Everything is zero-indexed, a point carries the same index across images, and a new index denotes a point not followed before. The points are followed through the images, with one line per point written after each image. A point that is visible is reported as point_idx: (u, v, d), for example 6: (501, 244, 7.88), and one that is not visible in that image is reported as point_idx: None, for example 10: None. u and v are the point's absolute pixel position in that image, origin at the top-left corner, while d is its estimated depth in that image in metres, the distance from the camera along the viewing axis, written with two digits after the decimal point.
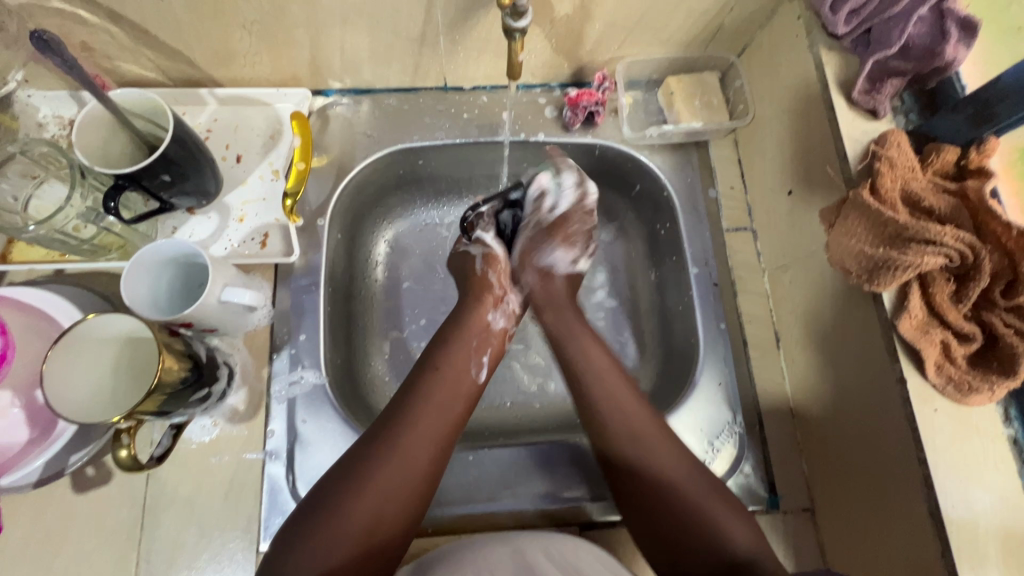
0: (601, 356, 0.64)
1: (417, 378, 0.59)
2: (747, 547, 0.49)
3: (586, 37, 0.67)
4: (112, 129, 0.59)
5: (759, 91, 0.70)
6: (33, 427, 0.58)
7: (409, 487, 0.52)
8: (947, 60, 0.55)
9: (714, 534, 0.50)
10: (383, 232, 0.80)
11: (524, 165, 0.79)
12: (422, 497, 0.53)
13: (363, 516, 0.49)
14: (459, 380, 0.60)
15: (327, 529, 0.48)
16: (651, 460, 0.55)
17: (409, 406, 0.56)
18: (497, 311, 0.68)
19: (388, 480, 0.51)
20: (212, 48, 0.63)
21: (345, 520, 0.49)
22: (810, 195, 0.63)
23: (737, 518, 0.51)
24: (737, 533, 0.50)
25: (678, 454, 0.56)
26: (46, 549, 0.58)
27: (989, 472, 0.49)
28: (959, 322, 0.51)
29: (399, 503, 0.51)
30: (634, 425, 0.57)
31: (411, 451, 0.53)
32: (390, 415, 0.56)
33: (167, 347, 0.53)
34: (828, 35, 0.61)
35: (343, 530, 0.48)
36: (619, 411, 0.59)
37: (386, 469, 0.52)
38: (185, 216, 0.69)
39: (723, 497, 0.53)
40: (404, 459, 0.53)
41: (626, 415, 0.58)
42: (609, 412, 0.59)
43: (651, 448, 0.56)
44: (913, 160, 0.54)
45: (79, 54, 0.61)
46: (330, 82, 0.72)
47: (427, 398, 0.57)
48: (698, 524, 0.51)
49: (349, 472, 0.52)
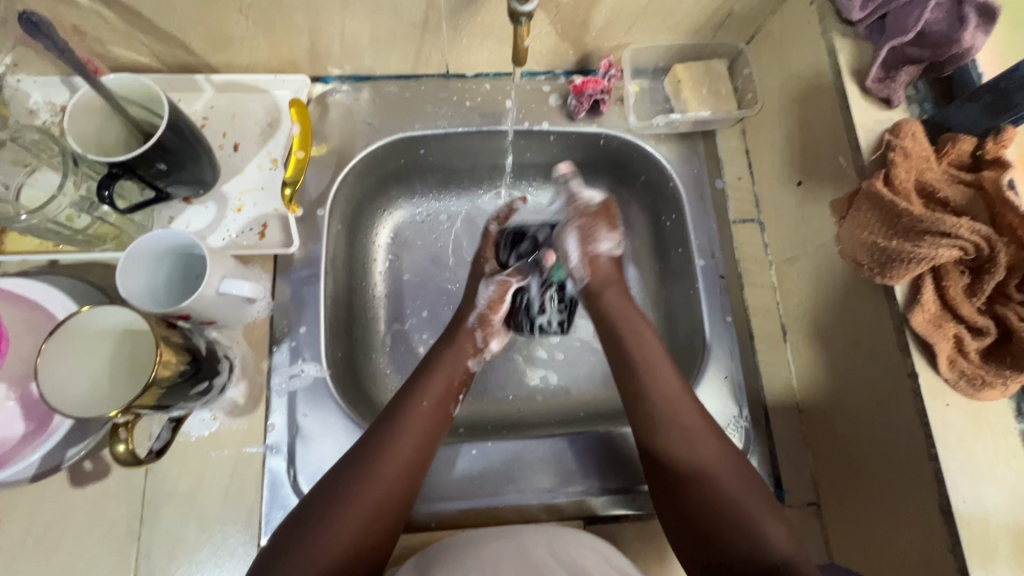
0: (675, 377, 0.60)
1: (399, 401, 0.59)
2: (787, 551, 0.48)
3: (593, 22, 0.66)
4: (105, 116, 0.58)
5: (768, 79, 0.69)
6: (29, 419, 0.57)
7: (388, 503, 0.53)
8: (966, 47, 0.54)
9: (756, 541, 0.49)
10: (384, 223, 0.78)
11: (528, 154, 0.77)
12: (401, 512, 0.54)
13: (349, 527, 0.50)
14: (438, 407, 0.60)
15: (312, 539, 0.48)
16: (690, 455, 0.55)
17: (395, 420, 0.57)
18: (475, 358, 0.67)
19: (372, 496, 0.52)
20: (208, 33, 0.62)
21: (340, 530, 0.49)
22: (820, 186, 0.62)
23: (778, 523, 0.50)
24: (778, 541, 0.49)
25: (740, 471, 0.54)
26: (43, 543, 0.57)
27: (1001, 468, 0.48)
28: (974, 316, 0.50)
29: (379, 519, 0.52)
30: (690, 432, 0.56)
31: (394, 465, 0.54)
32: (373, 436, 0.56)
33: (165, 341, 0.51)
34: (842, 21, 0.59)
35: (332, 539, 0.49)
36: (680, 424, 0.57)
37: (370, 486, 0.52)
38: (181, 205, 0.67)
39: (767, 502, 0.52)
40: (384, 477, 0.53)
41: (675, 413, 0.57)
42: (670, 433, 0.57)
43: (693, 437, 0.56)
44: (928, 151, 0.53)
45: (71, 38, 0.59)
46: (329, 69, 0.71)
47: (412, 418, 0.57)
48: (749, 537, 0.49)
49: (335, 486, 0.52)
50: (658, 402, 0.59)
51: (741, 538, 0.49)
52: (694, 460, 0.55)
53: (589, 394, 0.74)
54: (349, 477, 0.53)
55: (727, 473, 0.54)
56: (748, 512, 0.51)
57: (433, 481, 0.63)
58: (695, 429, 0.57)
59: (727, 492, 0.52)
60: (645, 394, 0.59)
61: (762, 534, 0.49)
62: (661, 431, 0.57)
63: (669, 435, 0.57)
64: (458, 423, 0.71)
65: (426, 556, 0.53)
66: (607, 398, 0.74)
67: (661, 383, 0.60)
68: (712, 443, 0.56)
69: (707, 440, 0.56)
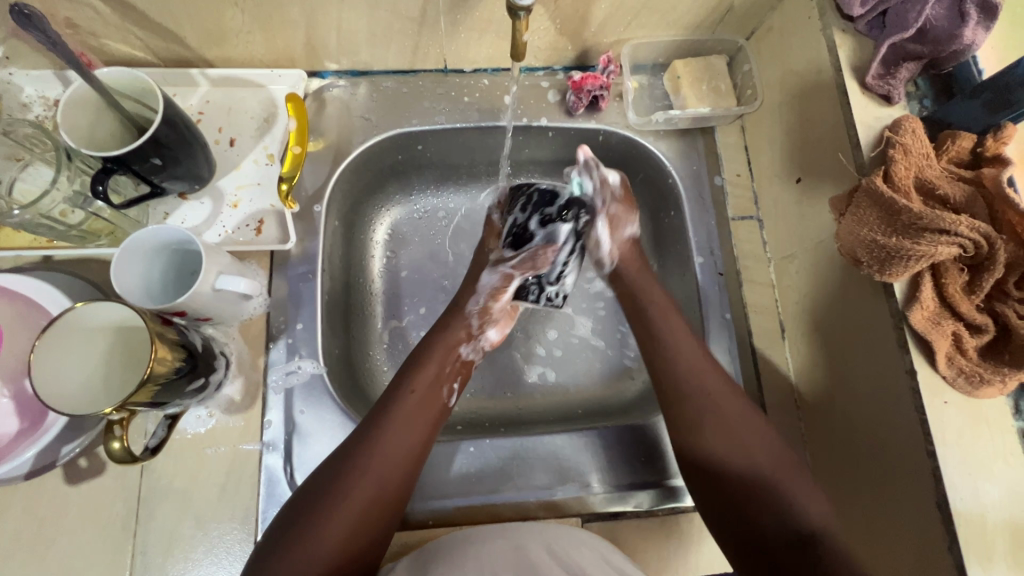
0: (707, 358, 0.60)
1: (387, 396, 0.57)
2: (823, 526, 0.49)
3: (592, 17, 0.65)
4: (100, 110, 0.57)
5: (768, 75, 0.69)
6: (23, 416, 0.56)
7: (377, 505, 0.52)
8: (966, 44, 0.54)
9: (792, 516, 0.50)
10: (381, 219, 0.78)
11: (526, 150, 0.77)
12: (393, 511, 0.53)
13: (336, 532, 0.49)
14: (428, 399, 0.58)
15: (298, 545, 0.48)
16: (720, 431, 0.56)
17: (377, 421, 0.55)
18: (469, 345, 0.64)
19: (356, 502, 0.51)
20: (203, 27, 0.61)
21: (320, 537, 0.48)
22: (819, 183, 0.61)
23: (814, 497, 0.51)
24: (814, 515, 0.50)
25: (774, 447, 0.55)
26: (38, 541, 0.57)
27: (999, 465, 0.48)
28: (972, 313, 0.50)
29: (361, 523, 0.50)
30: (721, 402, 0.57)
31: (373, 468, 0.52)
32: (354, 439, 0.54)
33: (160, 337, 0.51)
34: (842, 18, 0.59)
35: (318, 545, 0.48)
36: (714, 404, 0.57)
37: (356, 488, 0.51)
38: (177, 201, 0.66)
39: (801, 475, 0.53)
40: (370, 479, 0.52)
41: (699, 387, 0.58)
42: (705, 415, 0.56)
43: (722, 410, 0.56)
44: (928, 148, 0.53)
45: (64, 31, 0.59)
46: (326, 64, 0.70)
47: (397, 417, 0.55)
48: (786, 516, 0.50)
49: (319, 489, 0.51)
50: (688, 384, 0.58)
51: (775, 515, 0.51)
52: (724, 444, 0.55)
53: (587, 391, 0.74)
54: (333, 479, 0.52)
55: (760, 450, 0.54)
56: (781, 486, 0.52)
57: (431, 479, 0.63)
58: (725, 401, 0.57)
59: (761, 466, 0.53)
60: (673, 379, 0.59)
61: (799, 509, 0.50)
62: (692, 416, 0.57)
63: (700, 418, 0.57)
64: (456, 420, 0.71)
65: (424, 554, 0.52)
66: (605, 395, 0.74)
67: (690, 366, 0.59)
68: (745, 419, 0.56)
69: (740, 417, 0.56)
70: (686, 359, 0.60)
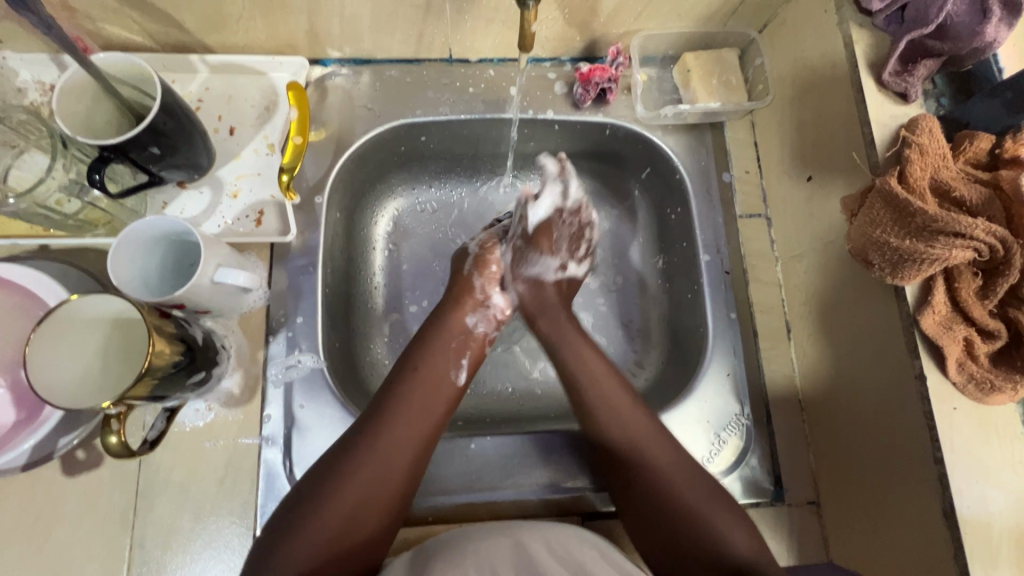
0: (638, 411, 0.59)
1: (394, 384, 0.57)
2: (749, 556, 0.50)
3: (601, 8, 0.64)
4: (95, 97, 0.56)
5: (780, 69, 0.67)
6: (19, 406, 0.56)
7: (381, 500, 0.51)
8: (987, 41, 0.52)
9: (718, 547, 0.51)
10: (382, 211, 0.76)
11: (532, 143, 0.76)
12: (399, 503, 0.53)
13: (338, 518, 0.49)
14: (436, 384, 0.58)
15: (297, 535, 0.48)
16: (652, 475, 0.55)
17: (386, 408, 0.55)
18: (476, 313, 0.65)
19: (355, 490, 0.50)
20: (202, 12, 0.59)
21: (318, 524, 0.48)
22: (831, 181, 0.60)
23: (739, 525, 0.52)
24: (741, 544, 0.51)
25: (656, 431, 0.58)
26: (36, 533, 0.57)
27: (1007, 473, 0.47)
28: (984, 319, 0.49)
29: (359, 509, 0.50)
30: (638, 438, 0.57)
31: (382, 451, 0.52)
32: (360, 426, 0.54)
33: (158, 330, 0.50)
34: (860, 12, 0.57)
35: (312, 537, 0.48)
36: (631, 439, 0.57)
37: (357, 480, 0.51)
38: (175, 190, 0.65)
39: (725, 503, 0.54)
40: (380, 465, 0.52)
41: (606, 397, 0.59)
42: (635, 453, 0.56)
43: (648, 449, 0.56)
44: (945, 148, 0.51)
45: (60, 14, 0.57)
46: (329, 51, 0.68)
47: (401, 405, 0.55)
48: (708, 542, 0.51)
49: (320, 478, 0.51)
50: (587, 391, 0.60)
51: (709, 555, 0.51)
52: (673, 495, 0.54)
53: None
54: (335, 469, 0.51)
55: (677, 482, 0.54)
56: (702, 518, 0.52)
57: (432, 475, 0.62)
58: (647, 439, 0.57)
59: (686, 501, 0.53)
60: (595, 408, 0.59)
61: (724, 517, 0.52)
62: (631, 459, 0.56)
63: (608, 420, 0.58)
64: (457, 416, 0.70)
65: (422, 554, 0.52)
66: None
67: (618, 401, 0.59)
68: (669, 458, 0.56)
69: (665, 455, 0.56)
70: (602, 391, 0.60)
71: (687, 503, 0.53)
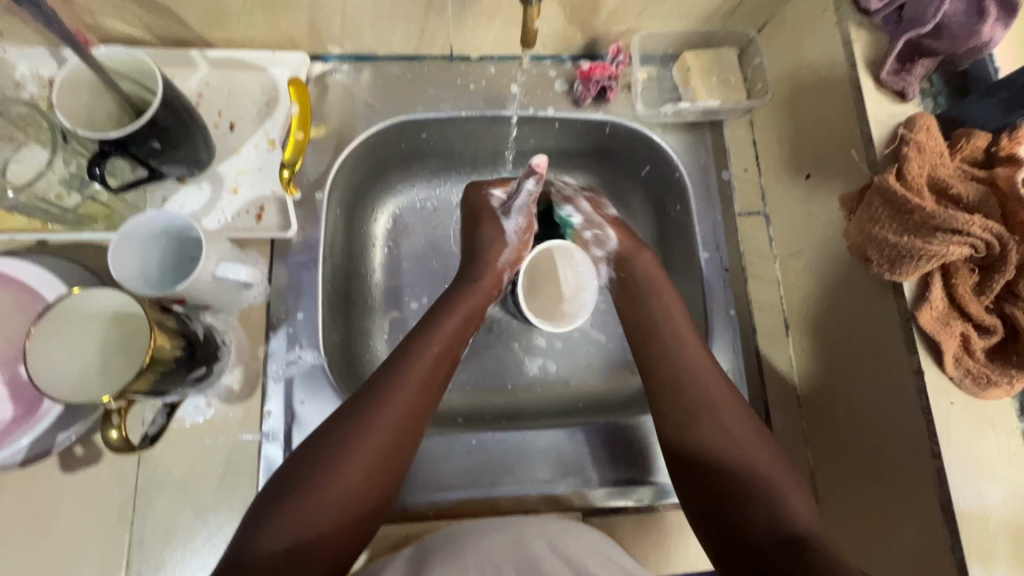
0: (717, 373, 0.60)
1: (398, 358, 0.57)
2: (808, 526, 0.49)
3: (602, 6, 0.64)
4: (96, 92, 0.55)
5: (779, 69, 0.68)
6: (16, 402, 0.54)
7: (389, 470, 0.51)
8: (983, 40, 0.53)
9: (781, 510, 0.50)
10: (382, 208, 0.76)
11: (532, 141, 0.76)
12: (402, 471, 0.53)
13: (349, 486, 0.49)
14: (442, 359, 0.58)
15: (300, 502, 0.47)
16: (716, 435, 0.56)
17: (389, 379, 0.55)
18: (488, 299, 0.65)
19: (363, 460, 0.50)
20: (203, 8, 0.59)
21: (328, 490, 0.48)
22: (829, 179, 0.61)
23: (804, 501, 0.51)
24: (801, 512, 0.50)
25: (733, 403, 0.58)
26: (32, 530, 0.56)
27: (1003, 466, 0.48)
28: (981, 314, 0.49)
29: (367, 478, 0.50)
30: (722, 412, 0.57)
31: (388, 423, 0.52)
32: (362, 399, 0.53)
33: (160, 325, 0.50)
34: (859, 12, 0.58)
35: (324, 501, 0.47)
36: (712, 403, 0.58)
37: (365, 450, 0.50)
38: (175, 185, 0.65)
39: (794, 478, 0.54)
40: (385, 435, 0.51)
41: (698, 375, 0.59)
42: (708, 418, 0.57)
43: (724, 425, 0.56)
44: (942, 146, 0.52)
45: (60, 8, 0.57)
46: (329, 47, 0.68)
47: (407, 378, 0.55)
48: (770, 502, 0.51)
49: (322, 448, 0.50)
50: (677, 363, 0.61)
51: (766, 512, 0.50)
52: (743, 464, 0.54)
53: (588, 386, 0.74)
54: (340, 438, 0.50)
55: (756, 454, 0.54)
56: (775, 486, 0.52)
57: (432, 471, 0.62)
58: (721, 409, 0.57)
59: (760, 469, 0.53)
60: (671, 370, 0.60)
61: (789, 507, 0.50)
62: (700, 422, 0.57)
63: (670, 375, 0.60)
64: (458, 412, 0.70)
65: (423, 548, 0.52)
66: (605, 391, 0.74)
67: (701, 382, 0.59)
68: (747, 429, 0.56)
69: (741, 423, 0.56)
70: (688, 358, 0.61)
71: (759, 473, 0.53)
